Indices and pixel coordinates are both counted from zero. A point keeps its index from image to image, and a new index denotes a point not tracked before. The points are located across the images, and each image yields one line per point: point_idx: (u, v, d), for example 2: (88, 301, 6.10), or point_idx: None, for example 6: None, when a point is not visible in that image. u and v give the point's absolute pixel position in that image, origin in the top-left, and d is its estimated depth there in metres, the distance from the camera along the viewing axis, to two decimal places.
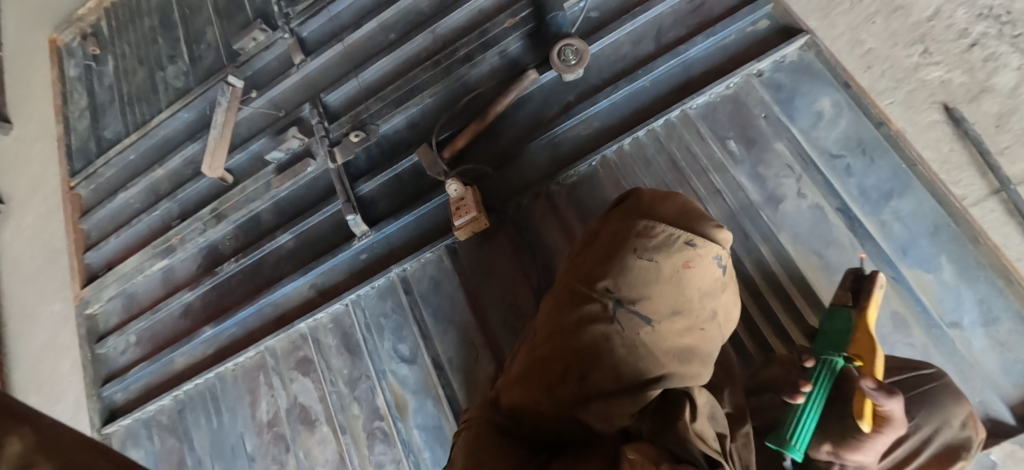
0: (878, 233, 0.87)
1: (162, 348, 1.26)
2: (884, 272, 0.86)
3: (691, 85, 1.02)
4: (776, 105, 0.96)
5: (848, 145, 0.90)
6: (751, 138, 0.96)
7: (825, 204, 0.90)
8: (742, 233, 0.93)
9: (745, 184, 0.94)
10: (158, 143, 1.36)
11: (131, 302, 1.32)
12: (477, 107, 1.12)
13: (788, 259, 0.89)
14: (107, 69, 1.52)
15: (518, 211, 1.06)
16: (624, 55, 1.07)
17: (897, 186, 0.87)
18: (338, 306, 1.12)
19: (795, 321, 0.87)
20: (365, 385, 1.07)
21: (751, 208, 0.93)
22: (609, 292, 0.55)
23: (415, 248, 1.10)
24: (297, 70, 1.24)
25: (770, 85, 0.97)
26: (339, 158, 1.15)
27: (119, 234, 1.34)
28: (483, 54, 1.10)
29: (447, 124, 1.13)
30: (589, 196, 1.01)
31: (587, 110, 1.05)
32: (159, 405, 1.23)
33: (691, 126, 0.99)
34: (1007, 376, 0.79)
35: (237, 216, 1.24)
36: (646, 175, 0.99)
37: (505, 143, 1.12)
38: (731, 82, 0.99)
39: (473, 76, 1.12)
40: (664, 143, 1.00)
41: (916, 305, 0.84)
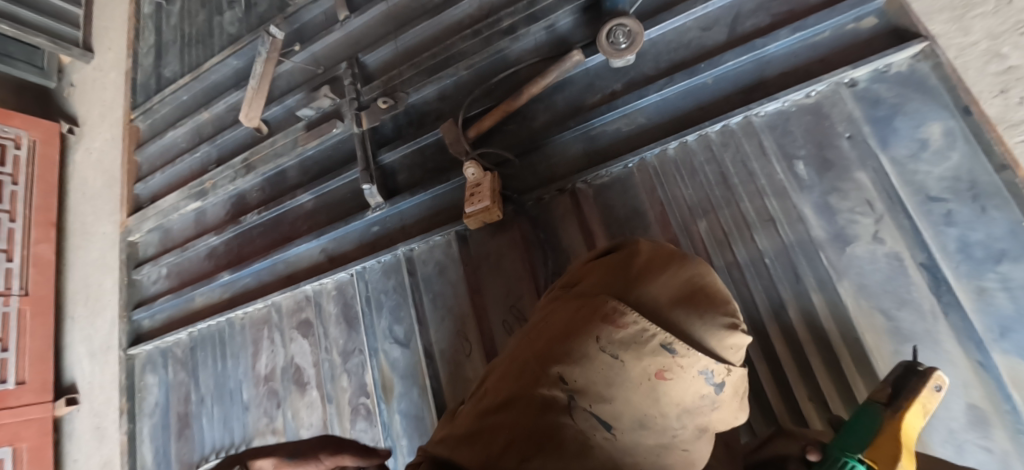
0: (973, 304, 0.68)
1: (187, 284, 1.30)
2: (969, 354, 0.68)
3: (763, 87, 0.85)
4: (867, 124, 0.78)
5: (955, 187, 0.71)
6: (826, 160, 0.79)
7: (907, 256, 0.72)
8: (793, 273, 0.77)
9: (808, 215, 0.78)
10: (209, 86, 1.41)
11: (167, 238, 1.38)
12: (516, 86, 1.02)
13: (843, 314, 0.73)
14: (174, 8, 1.57)
15: (538, 206, 0.95)
16: (686, 44, 0.92)
17: (1014, 247, 0.67)
18: (344, 275, 1.09)
19: (840, 389, 0.71)
20: (357, 359, 1.04)
21: (810, 245, 0.77)
22: (562, 381, 0.40)
23: (426, 228, 1.03)
24: (340, 28, 1.23)
25: (862, 98, 0.79)
26: (365, 123, 1.12)
27: (165, 171, 1.40)
28: (528, 27, 1.01)
29: (481, 102, 1.04)
30: (618, 201, 0.89)
31: (632, 103, 0.91)
32: (176, 339, 1.27)
33: (753, 136, 0.83)
34: None
35: (266, 169, 1.24)
36: (688, 187, 0.85)
37: (539, 129, 1.01)
38: (810, 90, 0.81)
39: (512, 50, 1.03)
40: (716, 153, 0.85)
41: (1004, 403, 0.65)
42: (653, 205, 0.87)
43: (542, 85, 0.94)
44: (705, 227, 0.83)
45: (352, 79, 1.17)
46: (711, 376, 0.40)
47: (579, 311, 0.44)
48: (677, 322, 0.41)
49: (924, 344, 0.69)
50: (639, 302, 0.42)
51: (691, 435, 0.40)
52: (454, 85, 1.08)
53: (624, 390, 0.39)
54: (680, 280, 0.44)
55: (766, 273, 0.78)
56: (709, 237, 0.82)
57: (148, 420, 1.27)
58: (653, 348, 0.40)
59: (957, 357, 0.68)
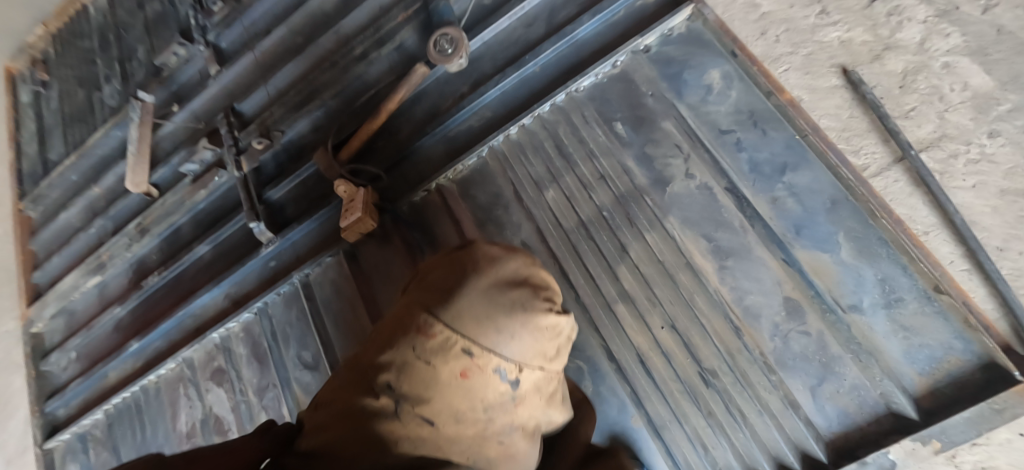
0: (770, 212, 0.80)
1: (97, 363, 1.28)
2: (776, 255, 0.79)
3: (581, 66, 0.97)
4: (664, 81, 0.90)
5: (739, 119, 0.84)
6: (638, 116, 0.90)
7: (713, 184, 0.83)
8: (628, 218, 0.86)
9: (631, 167, 0.88)
10: (96, 161, 1.43)
11: (73, 320, 1.36)
12: (376, 105, 1.10)
13: (673, 244, 0.83)
14: (54, 93, 1.60)
15: (411, 210, 1.03)
16: (513, 42, 1.03)
17: (793, 159, 0.80)
18: (248, 315, 1.12)
19: (690, 318, 0.80)
20: (272, 393, 1.05)
21: (636, 192, 0.87)
22: (396, 389, 0.46)
23: (315, 250, 1.09)
24: (214, 82, 1.30)
25: (656, 59, 0.91)
26: (246, 166, 1.17)
27: (62, 253, 1.40)
28: (378, 51, 1.10)
29: (349, 126, 1.13)
30: (480, 190, 0.97)
31: (476, 101, 1.01)
32: (93, 419, 1.25)
33: (578, 108, 0.94)
34: (911, 362, 0.71)
35: (160, 230, 1.27)
36: (533, 163, 0.94)
37: (403, 141, 1.09)
38: (617, 60, 0.93)
39: (366, 75, 1.12)
40: (551, 129, 0.95)
41: (809, 289, 0.76)
42: (512, 185, 0.95)
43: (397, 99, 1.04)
44: (555, 195, 0.92)
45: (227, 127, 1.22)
46: (504, 371, 0.46)
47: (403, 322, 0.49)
48: (477, 321, 0.46)
49: (740, 255, 0.80)
50: (450, 305, 0.47)
51: (501, 429, 0.49)
52: (319, 115, 1.16)
53: (438, 390, 0.45)
54: (490, 280, 0.49)
55: (608, 223, 0.87)
56: (557, 203, 0.91)
57: None
58: (457, 354, 0.45)
59: (767, 260, 0.78)
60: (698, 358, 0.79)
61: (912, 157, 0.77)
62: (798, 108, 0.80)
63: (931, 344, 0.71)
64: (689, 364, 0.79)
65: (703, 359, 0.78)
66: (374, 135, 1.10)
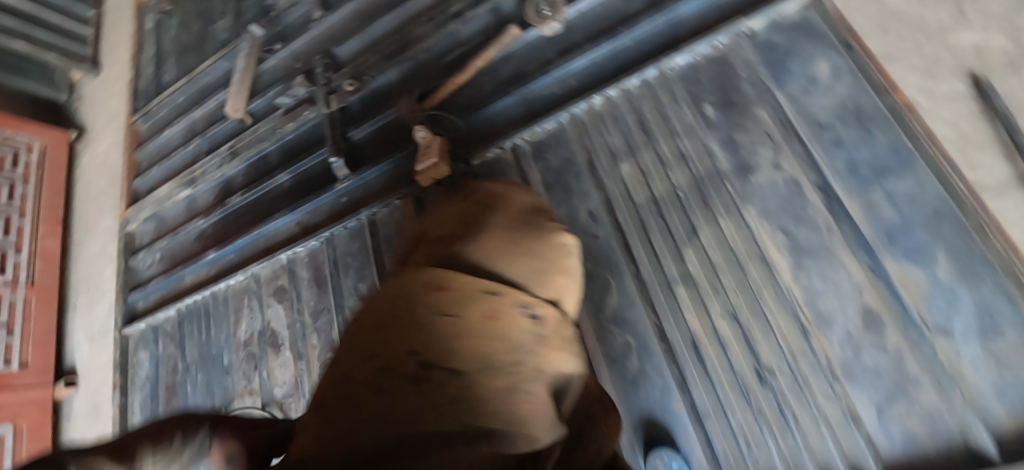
0: (862, 216, 0.74)
1: (178, 265, 1.39)
2: (860, 262, 0.73)
3: (677, 42, 0.93)
4: (764, 67, 0.86)
5: (843, 114, 0.79)
6: (730, 101, 0.86)
7: (803, 180, 0.79)
8: (703, 201, 0.83)
9: (716, 150, 0.84)
10: (202, 87, 1.54)
11: (162, 225, 1.49)
12: (465, 62, 1.12)
13: (748, 234, 0.79)
14: (173, 22, 1.73)
15: (483, 165, 1.04)
16: (610, 14, 1.01)
17: (895, 163, 0.74)
18: (315, 243, 1.18)
19: (755, 312, 0.76)
20: (325, 318, 1.11)
21: (717, 176, 0.83)
22: (400, 340, 0.36)
23: (384, 192, 1.13)
24: (317, 26, 1.37)
25: (760, 45, 0.87)
26: (334, 104, 1.23)
27: (161, 165, 1.53)
28: (474, 10, 1.12)
29: (437, 79, 1.15)
30: (554, 154, 0.97)
31: (563, 67, 1.00)
32: (166, 316, 1.36)
33: (668, 86, 0.92)
34: (999, 397, 0.61)
35: (248, 155, 1.36)
36: (612, 134, 0.93)
37: (483, 99, 1.09)
38: (718, 42, 0.90)
39: (459, 30, 1.15)
40: (637, 104, 0.93)
41: (893, 301, 0.70)
42: (592, 155, 0.94)
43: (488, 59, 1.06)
44: (632, 169, 0.90)
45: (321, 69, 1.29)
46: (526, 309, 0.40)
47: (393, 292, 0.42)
48: (507, 254, 0.45)
49: (820, 256, 0.75)
50: (479, 232, 0.47)
51: (525, 371, 0.37)
52: (411, 65, 1.19)
53: (465, 334, 0.36)
54: (511, 214, 0.50)
55: (680, 203, 0.84)
56: (631, 178, 0.89)
57: (138, 394, 1.34)
58: (455, 301, 0.39)
59: (850, 266, 0.73)
60: (755, 351, 0.75)
61: None
62: (915, 111, 0.74)
63: None
64: (743, 357, 0.75)
65: (756, 353, 0.75)
66: (458, 91, 1.12)
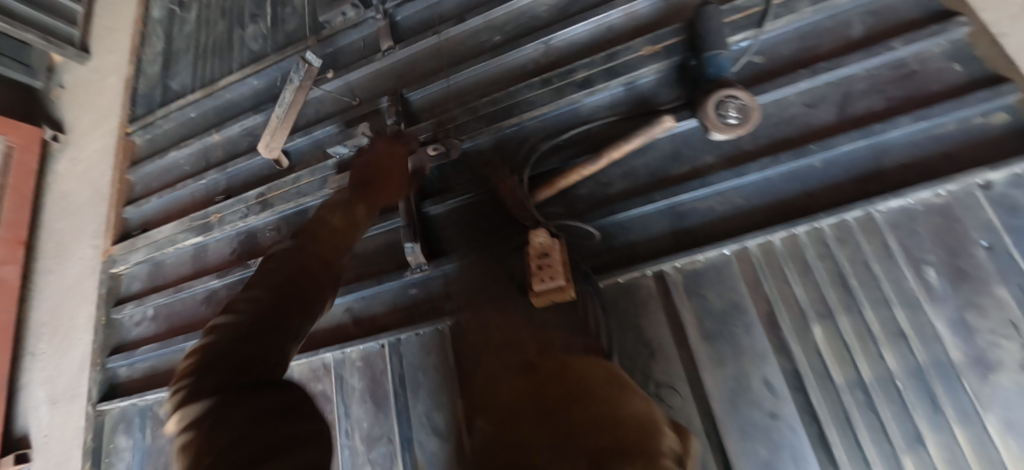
0: None
1: (177, 332, 1.11)
2: None
3: (884, 178, 0.76)
4: (1009, 233, 0.68)
5: None
6: (961, 269, 0.69)
7: None
8: (930, 399, 0.66)
9: (945, 334, 0.67)
10: (223, 105, 1.26)
11: (157, 272, 1.19)
12: (591, 145, 0.90)
13: (992, 458, 0.62)
14: (187, 14, 1.44)
15: (617, 290, 0.82)
16: (788, 119, 0.83)
17: None
18: (373, 345, 0.92)
19: None
20: (384, 448, 0.88)
21: (948, 368, 0.66)
22: (545, 392, 0.47)
23: (475, 297, 0.88)
24: (383, 58, 1.12)
25: (998, 201, 0.70)
26: (410, 171, 0.97)
27: (161, 196, 1.24)
28: (606, 82, 0.91)
29: (553, 160, 0.91)
30: (714, 294, 0.78)
31: (729, 181, 0.81)
32: (158, 396, 1.07)
33: (875, 232, 0.73)
34: None
35: (282, 208, 1.08)
36: (797, 284, 0.74)
37: (613, 197, 0.87)
38: (941, 187, 0.73)
39: (585, 103, 0.93)
40: (832, 250, 0.74)
41: None
42: (767, 305, 0.75)
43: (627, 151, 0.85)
44: (829, 340, 0.71)
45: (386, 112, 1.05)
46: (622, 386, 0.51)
47: (523, 360, 0.51)
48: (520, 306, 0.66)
49: None
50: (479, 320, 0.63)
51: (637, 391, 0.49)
52: (513, 133, 0.96)
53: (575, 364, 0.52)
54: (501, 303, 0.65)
55: (900, 398, 0.67)
56: (830, 349, 0.71)
57: None
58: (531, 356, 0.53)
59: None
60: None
61: None
62: None
63: None
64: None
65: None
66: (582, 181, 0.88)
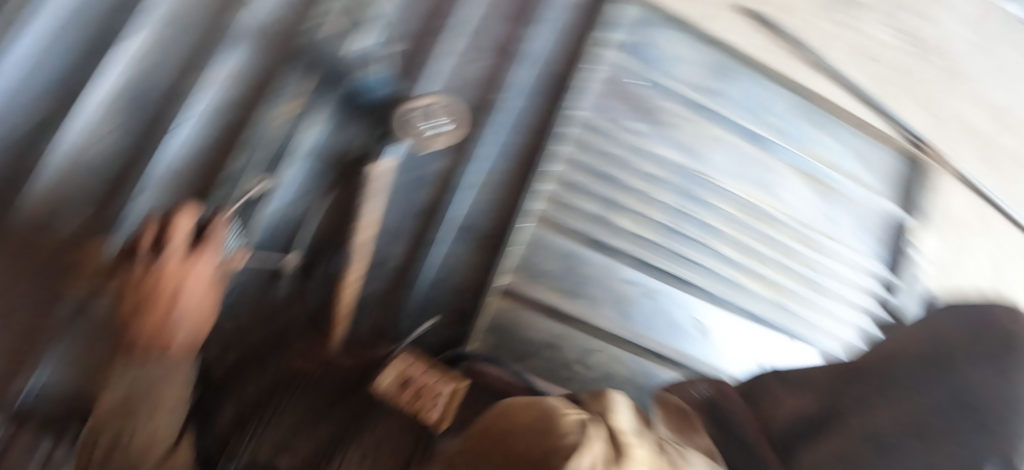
0: (773, 134, 0.89)
1: None
2: (796, 166, 0.89)
3: (552, 90, 0.88)
4: (633, 65, 0.89)
5: (705, 73, 0.91)
6: (636, 106, 0.88)
7: (730, 138, 0.88)
8: (688, 195, 0.86)
9: (662, 151, 0.87)
10: None
11: None
12: (331, 236, 0.76)
13: (735, 200, 0.86)
14: None
15: (481, 331, 0.80)
16: (455, 88, 0.82)
17: (756, 91, 0.91)
18: None
19: (784, 250, 0.86)
20: None
21: (682, 170, 0.87)
22: None
23: None
24: None
25: (615, 47, 0.89)
26: None
27: None
28: (279, 170, 0.71)
29: (314, 285, 0.74)
30: (541, 261, 0.83)
31: (471, 172, 0.83)
32: None
33: (588, 125, 0.87)
34: (881, 183, 0.90)
35: None
36: (578, 200, 0.85)
37: (403, 257, 0.80)
38: (589, 68, 0.88)
39: (281, 203, 0.72)
40: (575, 161, 0.86)
41: (820, 173, 0.89)
42: (584, 235, 0.84)
43: (373, 223, 0.76)
44: (630, 223, 0.84)
45: (195, 284, 0.51)
46: None
47: None
48: None
49: (772, 178, 0.88)
50: None
51: None
52: (250, 284, 0.70)
53: None
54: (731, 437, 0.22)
55: (679, 210, 0.86)
56: (629, 222, 0.84)
57: None
58: None
59: (823, 177, 0.89)
60: (823, 281, 0.86)
61: (824, 63, 0.93)
62: (745, 54, 0.91)
63: (960, 179, 0.91)
64: (817, 293, 0.86)
65: (816, 279, 0.87)
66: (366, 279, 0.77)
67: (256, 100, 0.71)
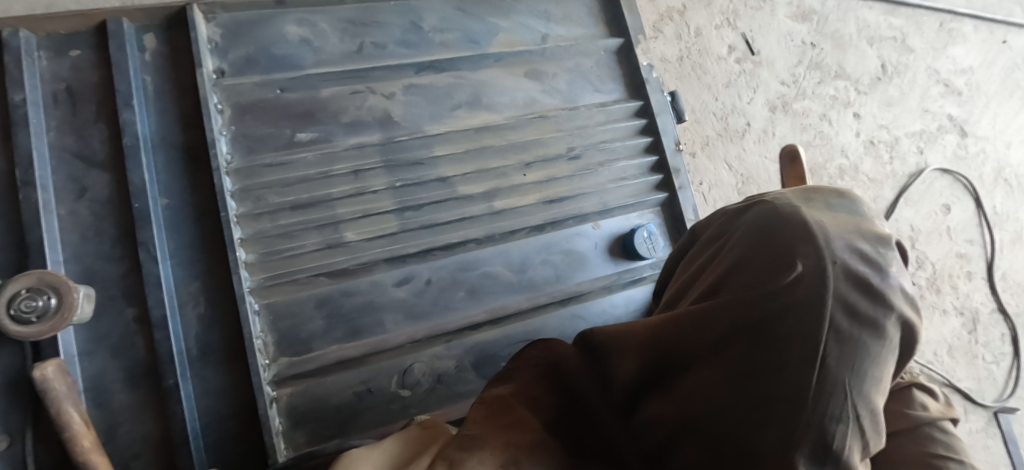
0: (450, 52, 0.89)
1: None
2: (485, 74, 0.91)
3: (286, 112, 0.81)
4: (281, 75, 0.81)
5: (357, 25, 0.86)
6: (326, 110, 0.82)
7: (409, 79, 0.87)
8: (434, 181, 0.84)
9: (362, 143, 0.82)
10: None
11: None
12: (140, 364, 0.73)
13: (457, 145, 0.86)
14: None
15: (292, 402, 0.76)
16: (229, 152, 0.78)
17: (411, 16, 0.89)
18: None
19: (537, 171, 0.89)
20: None
21: (399, 165, 0.83)
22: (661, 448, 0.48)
23: None
24: None
25: (241, 67, 0.80)
26: None
27: None
28: None
29: (134, 419, 0.73)
30: (296, 310, 0.78)
31: (162, 273, 0.74)
32: None
33: (335, 157, 0.81)
34: (610, 95, 0.97)
35: None
36: (297, 241, 0.78)
37: (200, 356, 0.75)
38: (235, 82, 0.79)
39: (72, 360, 0.71)
40: (274, 210, 0.77)
41: (535, 86, 0.93)
42: (375, 260, 0.80)
43: (147, 334, 0.74)
44: (404, 234, 0.82)
45: None
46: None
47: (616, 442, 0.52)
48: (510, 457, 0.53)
49: (490, 107, 0.90)
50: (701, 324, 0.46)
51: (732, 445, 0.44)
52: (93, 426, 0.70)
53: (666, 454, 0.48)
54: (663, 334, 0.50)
55: (424, 203, 0.83)
56: (368, 235, 0.80)
57: None
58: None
59: (532, 81, 0.93)
60: (610, 206, 0.92)
61: None
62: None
63: (696, 84, 1.05)
64: (607, 219, 0.93)
65: (586, 193, 0.91)
66: (157, 402, 0.73)
67: (6, 257, 0.71)
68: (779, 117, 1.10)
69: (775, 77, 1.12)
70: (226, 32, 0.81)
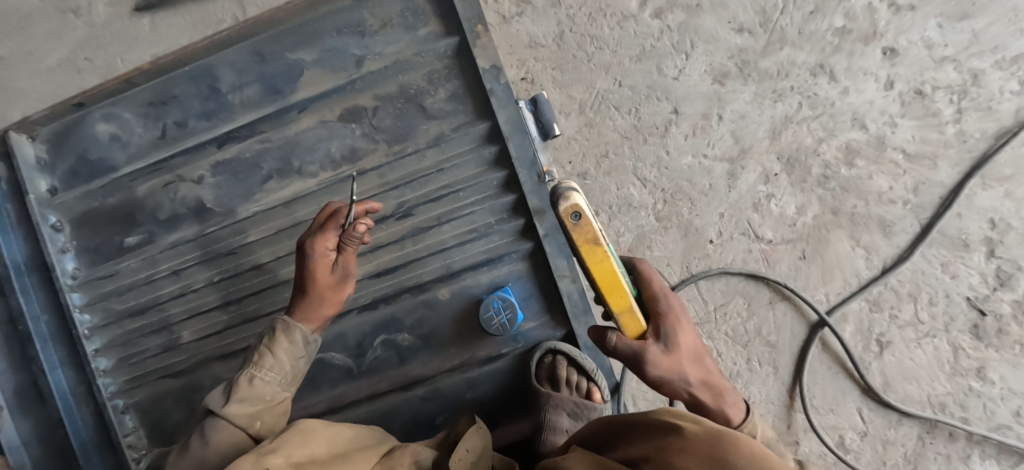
0: (253, 112, 0.78)
1: None
2: (296, 125, 0.77)
3: (114, 217, 0.81)
4: (100, 182, 0.80)
5: (159, 104, 0.79)
6: (147, 207, 0.80)
7: (216, 155, 0.79)
8: (251, 270, 0.78)
9: (183, 237, 0.79)
10: None
11: None
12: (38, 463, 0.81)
13: (271, 223, 0.77)
14: None
15: None
16: (74, 267, 0.81)
17: (206, 78, 0.78)
18: None
19: None
20: None
21: (218, 255, 0.78)
22: None
23: None
24: None
25: (66, 180, 0.81)
26: None
27: None
28: None
29: None
30: (156, 405, 0.81)
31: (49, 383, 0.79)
32: None
33: (156, 259, 0.79)
34: (454, 120, 0.75)
35: None
36: (143, 345, 0.81)
37: None
38: (62, 198, 0.80)
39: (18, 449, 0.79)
40: (119, 320, 0.81)
41: (354, 131, 0.77)
42: (208, 359, 0.79)
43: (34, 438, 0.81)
44: (232, 330, 0.79)
45: None
46: None
47: None
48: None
49: (306, 169, 0.77)
50: None
51: None
52: None
53: None
54: None
55: (245, 293, 0.78)
56: (203, 333, 0.79)
57: None
58: None
59: (350, 125, 0.77)
60: (455, 268, 0.75)
61: None
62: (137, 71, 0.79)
63: (587, 69, 0.78)
64: (455, 283, 0.76)
65: (422, 256, 0.75)
66: None
67: None
68: (733, 86, 0.79)
69: (728, 22, 0.78)
70: (49, 146, 0.81)
